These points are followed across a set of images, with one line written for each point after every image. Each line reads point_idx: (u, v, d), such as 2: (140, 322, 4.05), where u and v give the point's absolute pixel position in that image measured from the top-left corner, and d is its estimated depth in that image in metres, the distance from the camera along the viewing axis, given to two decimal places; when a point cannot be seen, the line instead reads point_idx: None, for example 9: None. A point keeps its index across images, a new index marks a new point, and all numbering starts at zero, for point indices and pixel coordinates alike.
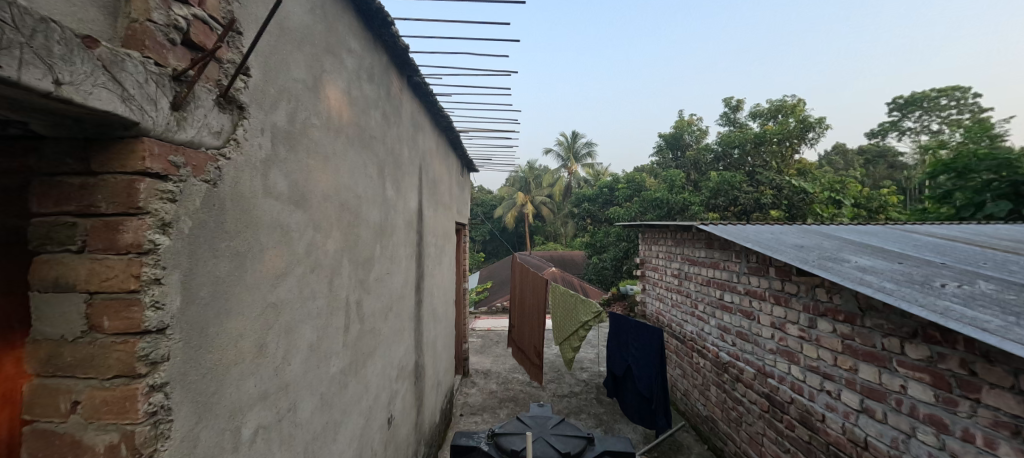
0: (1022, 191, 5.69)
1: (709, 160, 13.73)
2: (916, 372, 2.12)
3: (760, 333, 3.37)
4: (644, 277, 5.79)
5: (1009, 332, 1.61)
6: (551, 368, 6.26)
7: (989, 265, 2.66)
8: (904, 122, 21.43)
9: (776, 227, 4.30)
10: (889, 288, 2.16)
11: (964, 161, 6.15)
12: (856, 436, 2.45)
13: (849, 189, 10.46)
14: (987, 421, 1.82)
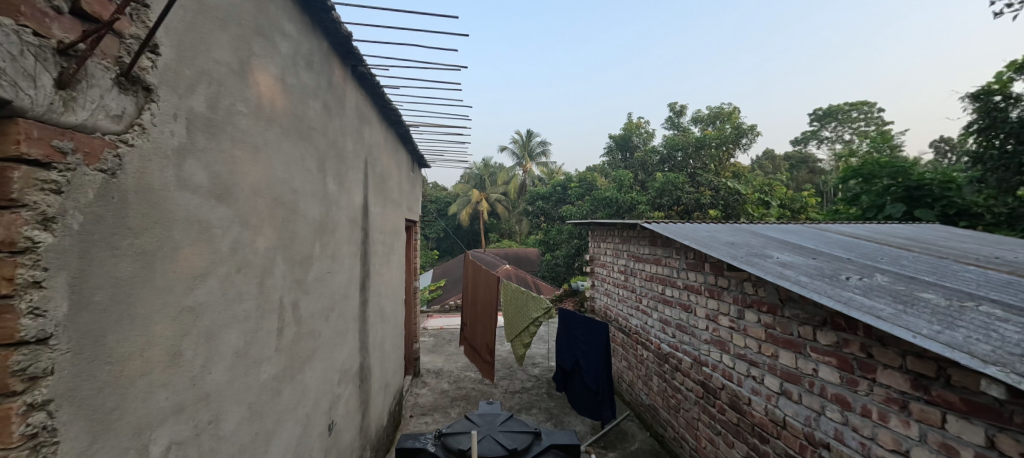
0: (914, 194, 6.43)
1: (655, 161, 14.37)
2: (825, 356, 2.34)
3: (697, 325, 3.58)
4: (593, 273, 5.95)
5: (897, 319, 1.82)
6: (503, 364, 6.28)
7: (885, 259, 3.00)
8: (822, 132, 23.67)
9: (713, 225, 4.58)
10: (803, 281, 2.37)
11: (869, 168, 6.98)
12: (777, 417, 2.67)
13: (777, 191, 11.60)
14: (881, 398, 2.04)
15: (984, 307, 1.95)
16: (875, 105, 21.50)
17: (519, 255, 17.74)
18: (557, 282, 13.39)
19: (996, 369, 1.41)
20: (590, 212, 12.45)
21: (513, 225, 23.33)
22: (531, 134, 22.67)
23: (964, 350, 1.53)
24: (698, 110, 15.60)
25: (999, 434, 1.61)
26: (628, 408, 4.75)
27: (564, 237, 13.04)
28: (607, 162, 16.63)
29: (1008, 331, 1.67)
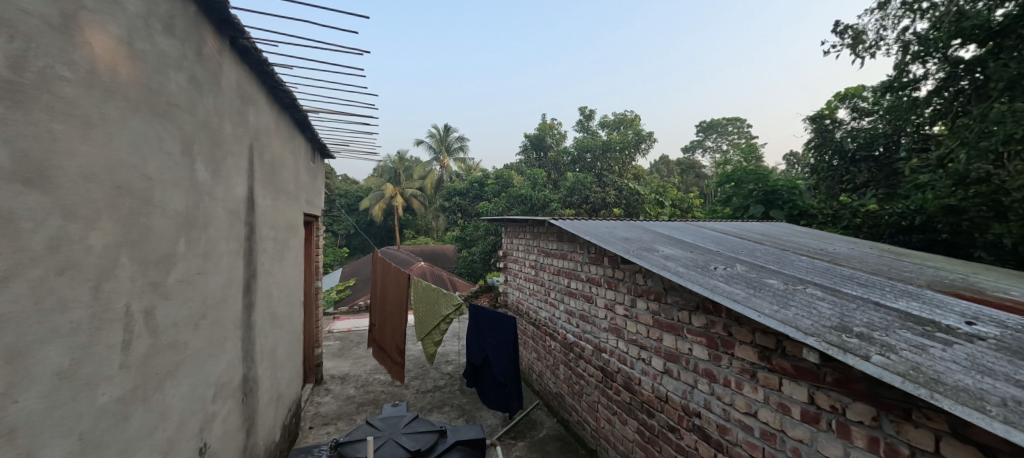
0: (769, 198, 7.61)
1: (566, 161, 15.03)
2: (698, 337, 2.66)
3: (597, 314, 3.82)
4: (506, 268, 6.03)
5: (748, 301, 2.13)
6: (414, 364, 6.09)
7: (746, 252, 3.50)
8: (705, 142, 26.94)
9: (612, 222, 4.91)
10: (681, 271, 2.67)
11: (738, 174, 8.19)
12: (661, 393, 2.97)
13: (669, 192, 12.90)
14: (737, 369, 2.38)
15: (811, 290, 2.37)
16: (746, 121, 25.05)
17: (435, 252, 17.36)
18: (473, 279, 13.37)
19: (813, 339, 1.71)
20: (506, 209, 12.57)
21: (426, 221, 22.71)
22: (448, 129, 22.18)
23: (791, 325, 1.85)
24: (605, 115, 16.65)
25: (816, 391, 1.96)
26: (538, 398, 4.90)
27: (481, 234, 13.02)
28: (522, 160, 16.97)
29: (824, 308, 2.05)
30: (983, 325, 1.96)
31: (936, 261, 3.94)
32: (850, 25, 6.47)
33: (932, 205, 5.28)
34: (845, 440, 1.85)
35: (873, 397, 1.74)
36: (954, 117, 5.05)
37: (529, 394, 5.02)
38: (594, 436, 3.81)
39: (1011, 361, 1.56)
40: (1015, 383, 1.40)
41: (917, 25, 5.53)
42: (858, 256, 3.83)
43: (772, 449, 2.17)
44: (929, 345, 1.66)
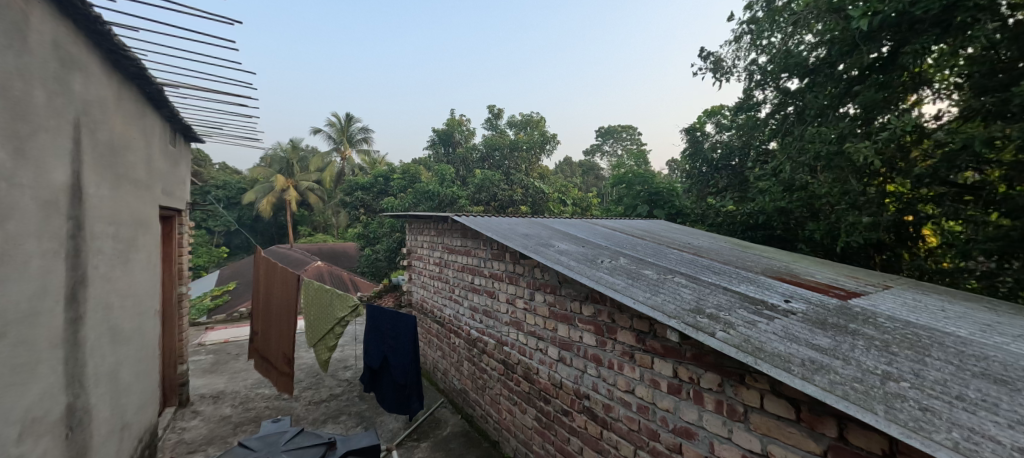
0: (653, 198, 8.60)
1: (475, 158, 14.99)
2: (587, 325, 2.86)
3: (499, 309, 3.89)
4: (410, 266, 5.83)
5: (627, 290, 2.36)
6: (306, 373, 5.57)
7: (631, 246, 3.85)
8: (604, 147, 28.95)
9: (516, 218, 5.03)
10: (573, 264, 2.84)
11: (628, 176, 9.11)
12: (556, 379, 3.13)
13: (572, 192, 13.60)
14: (619, 352, 2.61)
15: (679, 279, 2.71)
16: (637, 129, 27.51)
17: (335, 251, 16.15)
18: (378, 278, 12.69)
19: (674, 321, 1.96)
20: (413, 205, 12.12)
21: (321, 217, 20.93)
22: (349, 118, 20.59)
23: (659, 310, 2.09)
24: (512, 115, 16.96)
25: (679, 366, 2.24)
26: (442, 396, 4.83)
27: (384, 231, 12.33)
28: (430, 155, 16.52)
29: (687, 294, 2.35)
30: (795, 302, 2.46)
31: (774, 253, 4.78)
32: (711, 52, 7.53)
33: (770, 208, 6.20)
34: (700, 406, 2.14)
35: (719, 367, 2.04)
36: (785, 135, 6.16)
37: (433, 393, 4.91)
38: (496, 428, 3.89)
39: (812, 330, 1.95)
40: (813, 347, 1.75)
41: (760, 57, 6.65)
42: (717, 249, 4.48)
43: (645, 421, 2.43)
44: (758, 320, 2.01)
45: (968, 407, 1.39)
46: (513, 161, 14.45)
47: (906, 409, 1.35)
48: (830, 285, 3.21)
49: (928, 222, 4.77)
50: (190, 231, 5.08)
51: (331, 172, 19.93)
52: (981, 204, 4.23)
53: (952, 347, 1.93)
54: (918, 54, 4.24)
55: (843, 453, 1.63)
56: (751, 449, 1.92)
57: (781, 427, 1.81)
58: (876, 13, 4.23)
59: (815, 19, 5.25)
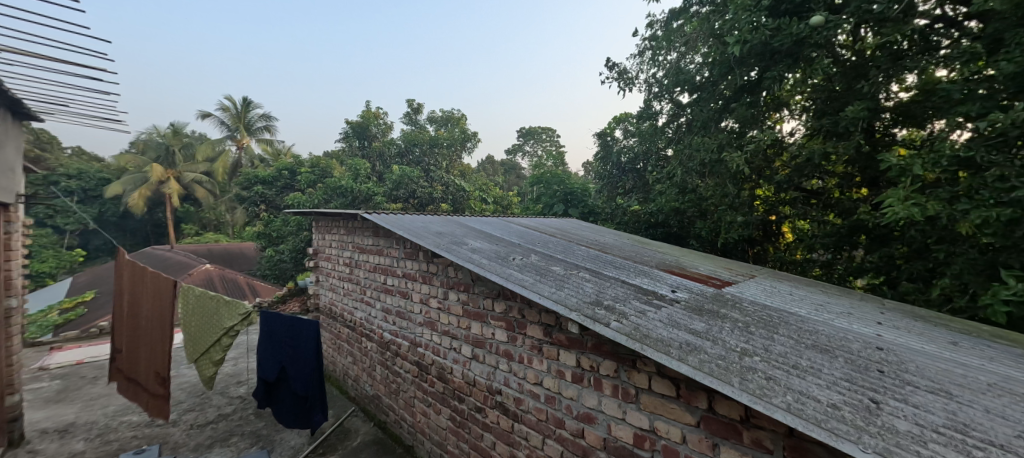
0: (569, 197, 9.22)
1: (394, 153, 14.35)
2: (499, 322, 2.91)
3: (412, 310, 3.79)
4: (317, 267, 5.42)
5: (535, 286, 2.44)
6: (187, 392, 4.90)
7: (542, 244, 4.00)
8: (525, 147, 29.52)
9: (431, 217, 4.91)
10: (484, 263, 2.86)
11: (547, 176, 9.71)
12: (469, 377, 3.14)
13: (492, 191, 13.67)
14: (529, 346, 2.69)
15: (583, 274, 2.88)
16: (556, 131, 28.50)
17: (228, 253, 14.44)
18: (281, 281, 11.62)
19: (575, 314, 2.08)
20: (323, 201, 11.26)
21: (210, 215, 18.58)
22: (246, 103, 18.42)
23: (562, 304, 2.20)
24: (432, 111, 16.51)
25: (581, 356, 2.38)
26: (352, 405, 4.57)
27: (289, 230, 11.28)
28: (342, 148, 15.45)
29: (588, 288, 2.51)
30: (680, 292, 2.77)
31: (670, 249, 5.29)
32: (617, 63, 8.11)
33: (667, 208, 6.91)
34: (599, 391, 2.29)
35: (615, 355, 2.22)
36: (679, 142, 6.87)
37: (342, 401, 4.63)
38: (411, 432, 3.79)
39: (691, 317, 2.20)
40: (690, 332, 1.98)
41: (659, 71, 7.31)
42: (621, 245, 4.84)
43: (552, 410, 2.54)
44: (648, 310, 2.23)
45: (801, 374, 1.67)
46: (432, 157, 14.08)
47: (755, 380, 1.59)
48: (709, 275, 3.67)
49: (786, 221, 5.63)
50: (26, 230, 4.17)
51: (223, 163, 17.69)
52: (822, 207, 5.14)
53: (795, 325, 2.31)
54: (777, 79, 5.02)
55: (713, 422, 1.87)
56: (641, 427, 2.11)
57: (665, 404, 2.02)
58: (746, 42, 4.90)
59: (702, 42, 5.94)
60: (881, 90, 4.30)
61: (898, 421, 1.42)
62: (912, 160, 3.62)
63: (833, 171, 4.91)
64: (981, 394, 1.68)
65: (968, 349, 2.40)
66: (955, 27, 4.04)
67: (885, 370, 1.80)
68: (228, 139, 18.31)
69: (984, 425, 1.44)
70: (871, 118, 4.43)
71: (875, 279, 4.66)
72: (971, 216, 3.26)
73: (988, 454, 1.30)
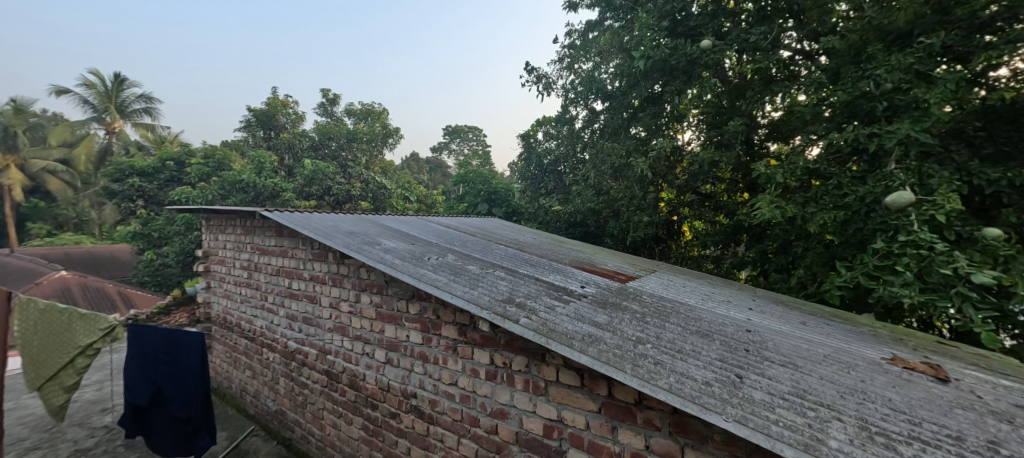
0: (494, 197, 9.40)
1: (306, 146, 13.17)
2: (413, 323, 2.85)
3: (321, 315, 3.54)
4: (208, 272, 4.82)
5: (448, 286, 2.42)
6: (29, 427, 4.06)
7: (461, 243, 3.98)
8: (451, 145, 29.10)
9: (342, 215, 4.63)
10: (397, 263, 2.77)
11: (471, 175, 9.87)
12: (383, 383, 3.01)
13: (416, 188, 13.25)
14: (445, 346, 2.66)
15: (499, 273, 2.93)
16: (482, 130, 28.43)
17: (94, 257, 12.30)
18: (166, 288, 10.17)
19: (486, 312, 2.11)
20: (220, 197, 10.04)
21: (69, 212, 15.62)
22: (119, 82, 15.67)
23: (474, 303, 2.21)
24: (351, 103, 15.53)
25: (494, 354, 2.42)
26: (249, 424, 4.14)
27: (175, 229, 9.87)
28: (243, 138, 13.87)
29: (501, 286, 2.56)
30: (589, 287, 2.94)
31: (583, 247, 5.58)
32: (536, 68, 8.38)
33: (583, 208, 7.29)
34: (512, 387, 2.35)
35: (526, 350, 2.29)
36: (593, 146, 7.30)
37: (238, 420, 4.18)
38: (319, 446, 3.54)
39: (596, 310, 2.35)
40: (594, 324, 2.11)
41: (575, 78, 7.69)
42: (539, 244, 5.00)
43: (467, 409, 2.55)
44: (557, 305, 2.34)
45: (684, 357, 1.88)
46: (350, 152, 13.22)
47: (645, 365, 1.75)
48: (617, 271, 3.95)
49: (685, 221, 6.24)
50: None
51: (87, 148, 15.15)
52: (715, 208, 5.77)
53: (684, 314, 2.58)
54: (676, 93, 5.56)
55: (612, 407, 2.01)
56: (550, 418, 2.20)
57: (572, 394, 2.13)
58: (649, 57, 5.36)
59: (614, 54, 6.36)
60: (755, 109, 4.97)
61: (756, 392, 1.66)
62: (778, 169, 4.23)
63: (722, 177, 5.57)
64: (819, 365, 2.02)
65: (814, 327, 2.88)
66: (810, 59, 4.81)
67: (751, 349, 2.09)
68: (94, 122, 15.46)
69: (819, 390, 1.74)
70: (749, 131, 5.09)
71: (753, 272, 5.36)
72: (819, 217, 3.91)
73: (818, 413, 1.57)
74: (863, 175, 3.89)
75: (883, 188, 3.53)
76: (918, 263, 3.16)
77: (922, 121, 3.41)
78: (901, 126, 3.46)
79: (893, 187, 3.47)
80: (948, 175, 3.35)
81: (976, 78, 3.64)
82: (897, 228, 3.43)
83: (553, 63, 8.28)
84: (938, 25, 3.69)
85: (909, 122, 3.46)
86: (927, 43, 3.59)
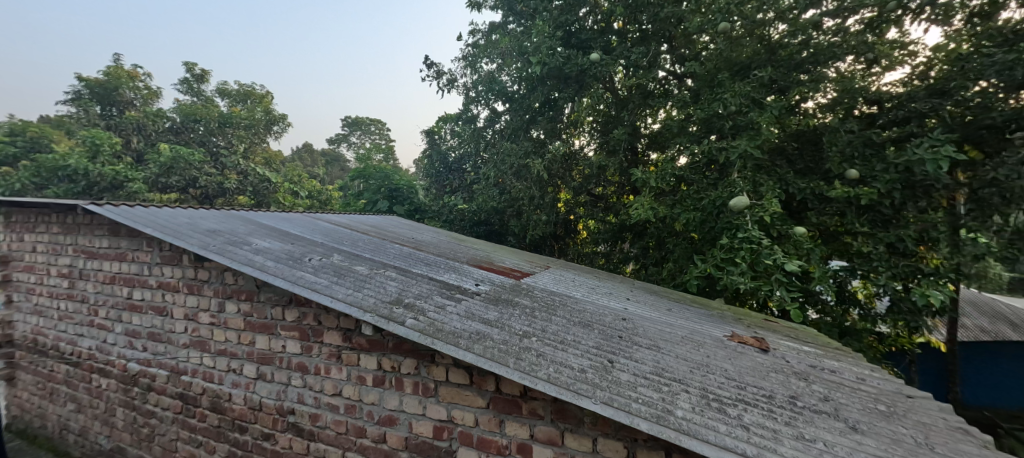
0: (393, 194, 9.15)
1: (164, 128, 10.98)
2: (290, 332, 2.59)
3: (173, 329, 3.03)
4: (10, 283, 3.81)
5: (327, 289, 2.24)
6: None
7: (349, 242, 3.73)
8: (350, 138, 27.32)
9: (203, 210, 4.01)
10: (269, 265, 2.48)
11: (370, 171, 9.57)
12: (254, 402, 2.67)
13: (306, 182, 12.10)
14: (326, 355, 2.47)
15: (389, 273, 2.81)
16: (384, 124, 27.05)
17: None
18: None
19: (370, 315, 1.99)
20: (34, 187, 8.16)
21: None
22: None
23: (357, 305, 2.08)
24: (223, 82, 13.49)
25: (382, 358, 2.31)
26: None
27: None
28: (71, 113, 11.20)
29: (389, 287, 2.45)
30: (483, 285, 2.98)
31: (482, 245, 5.66)
32: (434, 63, 8.20)
33: (485, 207, 7.39)
34: (400, 391, 2.27)
35: (415, 352, 2.23)
36: (492, 146, 7.42)
37: None
38: None
39: (487, 307, 2.39)
40: (483, 322, 2.15)
41: (474, 79, 7.75)
42: (438, 242, 4.93)
43: (352, 420, 2.39)
44: (448, 304, 2.32)
45: (565, 348, 2.00)
46: (223, 138, 11.52)
47: (527, 358, 1.82)
48: (513, 268, 4.08)
49: (580, 221, 6.70)
50: None
51: None
52: (605, 208, 6.31)
53: (571, 307, 2.76)
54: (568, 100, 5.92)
55: (499, 401, 2.06)
56: (440, 419, 2.17)
57: (462, 393, 2.13)
58: (545, 64, 5.60)
59: (514, 57, 6.54)
60: (636, 119, 5.52)
61: (623, 374, 1.84)
62: (652, 175, 4.77)
63: (611, 181, 6.12)
64: (676, 345, 2.32)
65: (677, 313, 3.29)
66: (680, 79, 5.50)
67: (623, 336, 2.32)
68: None
69: (674, 367, 1.99)
70: (632, 140, 5.64)
71: (636, 266, 5.95)
72: (683, 217, 4.50)
73: (670, 387, 1.80)
74: (715, 182, 4.56)
75: (729, 194, 4.18)
76: (752, 257, 3.81)
77: (755, 139, 4.12)
78: (741, 142, 4.14)
79: (735, 193, 4.14)
80: (773, 184, 4.10)
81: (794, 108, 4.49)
82: (738, 227, 4.09)
83: (455, 60, 8.17)
84: (768, 63, 4.52)
85: (747, 139, 4.15)
86: (759, 76, 4.35)
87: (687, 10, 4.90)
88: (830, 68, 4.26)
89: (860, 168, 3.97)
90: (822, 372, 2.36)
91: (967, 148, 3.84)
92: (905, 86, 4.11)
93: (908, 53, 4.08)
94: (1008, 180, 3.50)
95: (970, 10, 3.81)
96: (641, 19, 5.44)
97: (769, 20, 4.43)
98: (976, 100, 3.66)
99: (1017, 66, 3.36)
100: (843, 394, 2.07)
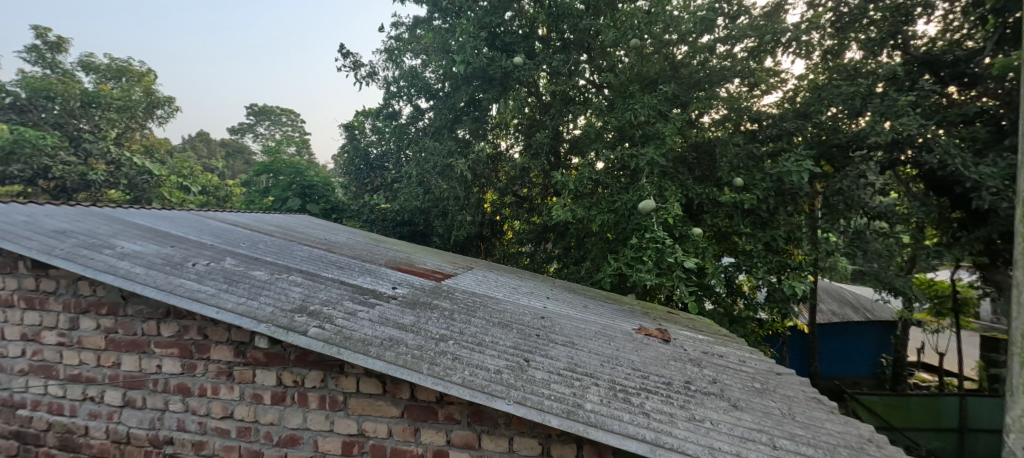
0: (304, 191, 8.61)
1: (3, 105, 9.07)
2: (167, 349, 2.26)
3: (6, 353, 2.48)
4: None
5: (213, 298, 1.99)
6: None
7: (248, 245, 3.37)
8: (257, 128, 24.91)
9: (51, 207, 3.33)
10: (138, 272, 2.14)
11: (278, 165, 8.86)
12: (119, 434, 2.28)
13: (199, 177, 10.51)
14: (214, 372, 2.20)
15: (291, 278, 2.58)
16: (296, 115, 24.98)
17: None
18: None
19: (264, 325, 1.80)
20: None
21: None
22: None
23: (249, 315, 1.88)
24: (87, 54, 11.44)
25: (283, 372, 2.11)
26: None
27: None
28: None
29: (290, 294, 2.25)
30: (401, 287, 2.87)
31: (402, 246, 5.46)
32: (351, 53, 7.69)
33: (407, 207, 7.13)
34: (304, 407, 2.09)
35: (320, 363, 2.07)
36: (413, 144, 7.21)
37: None
38: None
39: (403, 311, 2.30)
40: (397, 326, 2.06)
41: (392, 73, 7.48)
42: (353, 243, 4.65)
43: (246, 444, 2.14)
44: (359, 310, 2.19)
45: (481, 350, 1.99)
46: (88, 121, 9.72)
47: (442, 362, 1.78)
48: (433, 269, 3.99)
49: (506, 221, 6.76)
50: None
51: None
52: (529, 209, 6.44)
53: (491, 308, 2.77)
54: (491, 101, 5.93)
55: (414, 409, 1.99)
56: (349, 433, 2.04)
57: (373, 403, 2.02)
58: (468, 63, 5.54)
59: (438, 54, 6.43)
60: (558, 124, 5.72)
61: (538, 372, 1.88)
62: (571, 178, 4.91)
63: (534, 182, 6.27)
64: (589, 341, 2.43)
65: (591, 309, 3.45)
66: (598, 88, 5.80)
67: (540, 334, 2.37)
68: None
69: (586, 363, 2.08)
70: (554, 143, 5.84)
71: (559, 265, 6.16)
72: (598, 219, 4.74)
73: (582, 382, 1.88)
74: (626, 186, 4.88)
75: (637, 197, 4.49)
76: (657, 255, 4.13)
77: (660, 147, 4.48)
78: (648, 149, 4.46)
79: (643, 196, 4.47)
80: (673, 189, 4.49)
81: (694, 121, 4.96)
82: (644, 228, 4.42)
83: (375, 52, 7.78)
84: (672, 79, 4.95)
85: (653, 147, 4.50)
86: (664, 90, 4.74)
87: (604, 25, 5.21)
88: (721, 88, 4.77)
89: (744, 177, 4.50)
90: (713, 357, 2.62)
91: (823, 163, 4.57)
92: (779, 107, 4.76)
93: (780, 80, 4.73)
94: (851, 189, 4.22)
95: (824, 47, 4.55)
96: (563, 28, 5.65)
97: (675, 40, 4.86)
98: (829, 123, 4.40)
99: (856, 97, 4.08)
100: (728, 376, 2.32)
